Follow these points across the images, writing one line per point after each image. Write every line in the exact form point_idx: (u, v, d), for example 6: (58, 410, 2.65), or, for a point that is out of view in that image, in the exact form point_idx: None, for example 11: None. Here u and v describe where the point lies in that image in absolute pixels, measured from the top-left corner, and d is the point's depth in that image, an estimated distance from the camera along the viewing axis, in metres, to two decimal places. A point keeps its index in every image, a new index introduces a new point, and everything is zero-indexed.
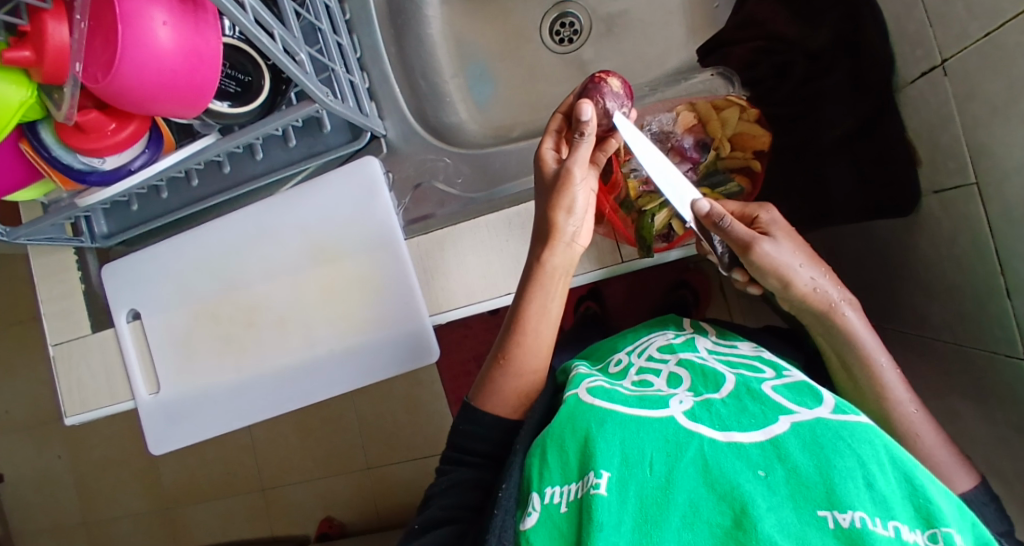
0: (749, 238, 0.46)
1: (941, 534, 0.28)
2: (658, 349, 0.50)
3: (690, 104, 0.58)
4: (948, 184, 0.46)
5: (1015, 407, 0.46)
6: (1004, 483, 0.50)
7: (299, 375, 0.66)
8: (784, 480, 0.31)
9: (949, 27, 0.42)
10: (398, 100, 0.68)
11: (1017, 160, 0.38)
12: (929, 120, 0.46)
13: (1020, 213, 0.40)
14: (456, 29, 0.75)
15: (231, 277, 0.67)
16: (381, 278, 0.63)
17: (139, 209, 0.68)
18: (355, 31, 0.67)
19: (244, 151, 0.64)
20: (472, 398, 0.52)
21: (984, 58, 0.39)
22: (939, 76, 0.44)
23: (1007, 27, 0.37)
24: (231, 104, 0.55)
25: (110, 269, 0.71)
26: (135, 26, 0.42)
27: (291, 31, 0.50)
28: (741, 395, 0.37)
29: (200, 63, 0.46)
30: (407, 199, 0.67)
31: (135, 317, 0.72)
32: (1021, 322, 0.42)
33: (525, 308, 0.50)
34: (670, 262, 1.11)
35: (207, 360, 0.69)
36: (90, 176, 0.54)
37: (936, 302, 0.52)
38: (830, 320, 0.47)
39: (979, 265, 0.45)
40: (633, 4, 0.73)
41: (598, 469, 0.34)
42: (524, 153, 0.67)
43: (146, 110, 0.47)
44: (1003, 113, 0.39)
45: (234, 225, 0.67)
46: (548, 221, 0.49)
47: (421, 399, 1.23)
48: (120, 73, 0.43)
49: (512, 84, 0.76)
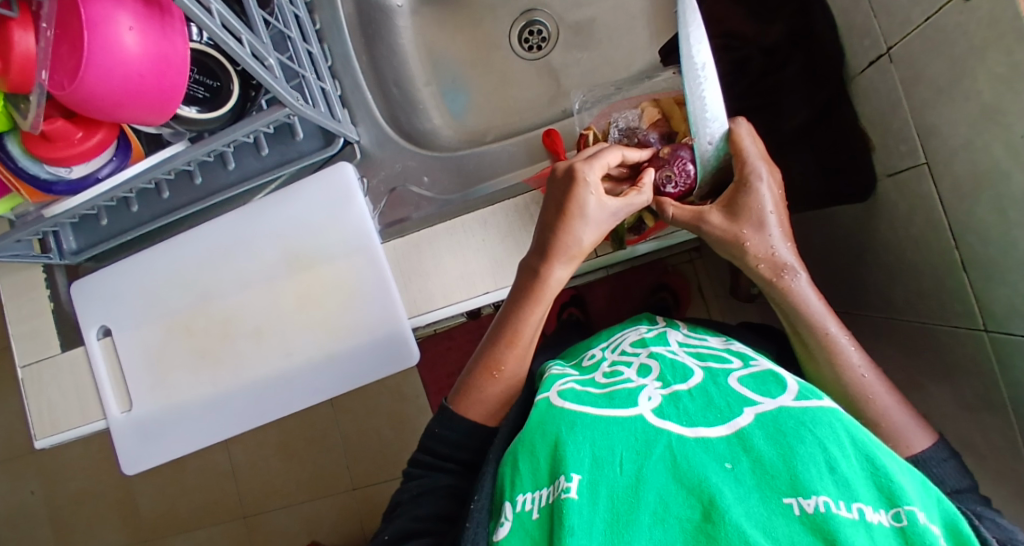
0: (697, 212, 0.50)
1: (904, 512, 0.29)
2: (629, 344, 0.50)
3: (655, 100, 0.57)
4: (900, 166, 0.48)
5: (980, 379, 0.47)
6: (977, 456, 0.51)
7: (275, 387, 0.65)
8: (748, 471, 0.32)
9: (891, 15, 0.44)
10: (372, 108, 0.69)
11: (963, 136, 0.40)
12: (879, 106, 0.48)
13: (969, 187, 0.41)
14: (426, 40, 0.77)
15: (203, 289, 0.67)
16: (357, 283, 0.63)
17: (109, 223, 0.67)
18: (325, 41, 0.68)
19: (216, 160, 0.64)
20: (451, 402, 0.53)
21: (926, 41, 0.42)
22: (886, 64, 0.46)
23: (944, 10, 0.39)
24: (199, 109, 0.55)
25: (78, 286, 0.69)
26: (101, 32, 0.42)
27: (260, 37, 0.50)
28: (709, 389, 0.38)
29: (167, 69, 0.46)
30: (382, 204, 0.68)
31: (105, 333, 0.71)
32: (979, 293, 0.44)
33: (523, 321, 0.51)
34: (651, 263, 1.12)
35: (181, 375, 0.67)
36: (57, 187, 0.54)
37: (899, 283, 0.54)
38: (774, 288, 0.49)
39: (936, 242, 0.47)
40: (599, 11, 0.76)
41: (569, 473, 0.34)
42: (497, 154, 0.68)
43: (113, 116, 0.47)
44: (945, 92, 0.41)
45: (205, 236, 0.66)
46: (568, 249, 0.49)
47: (407, 414, 1.22)
48: (88, 78, 0.43)
49: (485, 90, 0.77)
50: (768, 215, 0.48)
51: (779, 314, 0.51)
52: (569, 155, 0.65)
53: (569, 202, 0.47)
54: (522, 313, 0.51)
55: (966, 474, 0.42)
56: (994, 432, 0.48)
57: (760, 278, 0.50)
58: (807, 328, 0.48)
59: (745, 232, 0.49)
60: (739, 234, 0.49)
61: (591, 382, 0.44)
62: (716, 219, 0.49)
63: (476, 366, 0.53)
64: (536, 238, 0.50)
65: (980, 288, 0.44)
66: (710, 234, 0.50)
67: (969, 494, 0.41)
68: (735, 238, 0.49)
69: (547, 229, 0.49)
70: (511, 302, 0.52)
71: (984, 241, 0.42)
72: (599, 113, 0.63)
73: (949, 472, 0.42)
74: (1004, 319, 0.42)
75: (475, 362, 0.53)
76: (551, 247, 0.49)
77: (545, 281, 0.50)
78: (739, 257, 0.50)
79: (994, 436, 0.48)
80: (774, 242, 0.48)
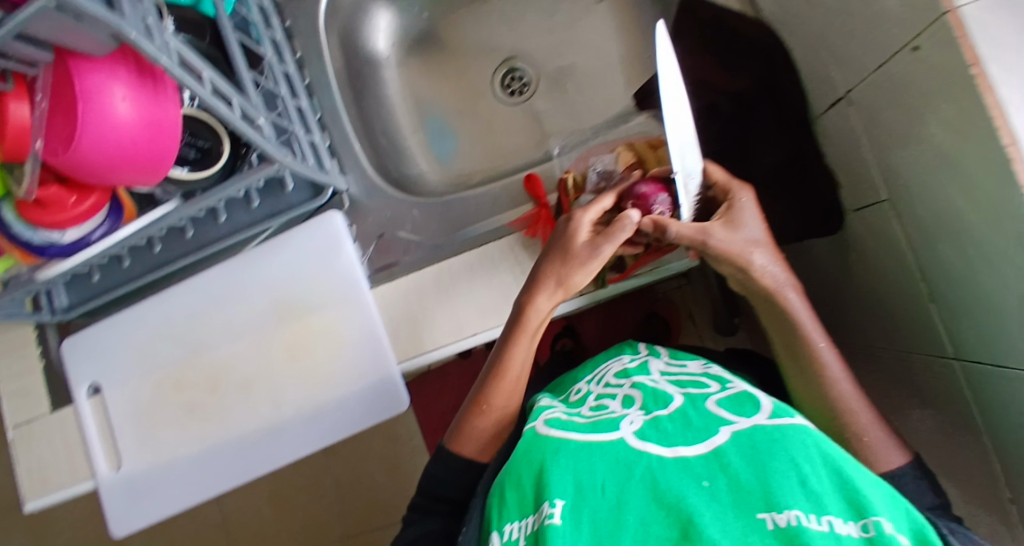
0: (701, 235, 0.48)
1: (872, 523, 0.29)
2: (613, 376, 0.51)
3: (629, 144, 0.60)
4: (865, 202, 0.50)
5: (954, 406, 0.49)
6: (960, 484, 0.51)
7: (265, 439, 0.65)
8: (725, 488, 0.32)
9: (847, 64, 0.47)
10: (360, 157, 0.71)
11: (919, 175, 0.43)
12: (842, 147, 0.51)
13: (927, 221, 0.44)
14: (412, 88, 0.81)
15: (193, 342, 0.67)
16: (346, 330, 0.64)
17: (100, 279, 0.68)
18: (315, 95, 0.71)
19: (206, 216, 0.66)
20: (447, 443, 0.53)
21: (880, 86, 0.44)
22: (845, 107, 0.49)
23: (894, 59, 0.41)
24: (189, 169, 0.57)
25: (70, 343, 0.70)
26: (95, 102, 0.44)
27: (251, 99, 0.52)
28: (688, 412, 0.38)
29: (159, 133, 0.48)
30: (371, 250, 0.69)
31: (94, 390, 0.70)
32: (946, 324, 0.46)
33: (509, 357, 0.51)
34: (641, 293, 1.14)
35: (170, 432, 0.67)
36: (50, 250, 0.55)
37: (874, 313, 0.56)
38: (773, 298, 0.50)
39: (903, 273, 0.49)
40: (577, 58, 0.79)
41: (552, 499, 0.34)
42: (485, 199, 0.69)
43: (105, 179, 0.49)
44: (900, 134, 0.43)
45: (196, 289, 0.67)
46: (544, 276, 0.50)
47: (401, 455, 1.21)
48: (81, 147, 0.44)
49: (470, 136, 0.80)
50: (759, 233, 0.50)
51: (773, 329, 0.52)
52: (552, 198, 0.67)
53: (562, 236, 0.51)
54: (508, 348, 0.52)
55: (937, 492, 0.43)
56: (974, 459, 0.48)
57: (763, 290, 0.51)
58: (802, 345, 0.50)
59: (746, 246, 0.49)
60: (744, 245, 0.49)
61: (578, 414, 0.44)
62: (720, 233, 0.48)
63: (468, 404, 0.53)
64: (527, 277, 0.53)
65: (948, 319, 0.45)
66: (715, 250, 0.48)
67: (942, 512, 0.41)
68: (743, 251, 0.49)
69: (537, 264, 0.52)
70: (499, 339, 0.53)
71: (946, 274, 0.44)
72: (578, 157, 0.65)
73: (921, 489, 0.43)
74: (972, 348, 0.44)
75: (468, 399, 0.53)
76: (535, 278, 0.51)
77: (529, 312, 0.51)
78: (745, 273, 0.50)
79: (973, 463, 0.49)
80: (768, 259, 0.50)
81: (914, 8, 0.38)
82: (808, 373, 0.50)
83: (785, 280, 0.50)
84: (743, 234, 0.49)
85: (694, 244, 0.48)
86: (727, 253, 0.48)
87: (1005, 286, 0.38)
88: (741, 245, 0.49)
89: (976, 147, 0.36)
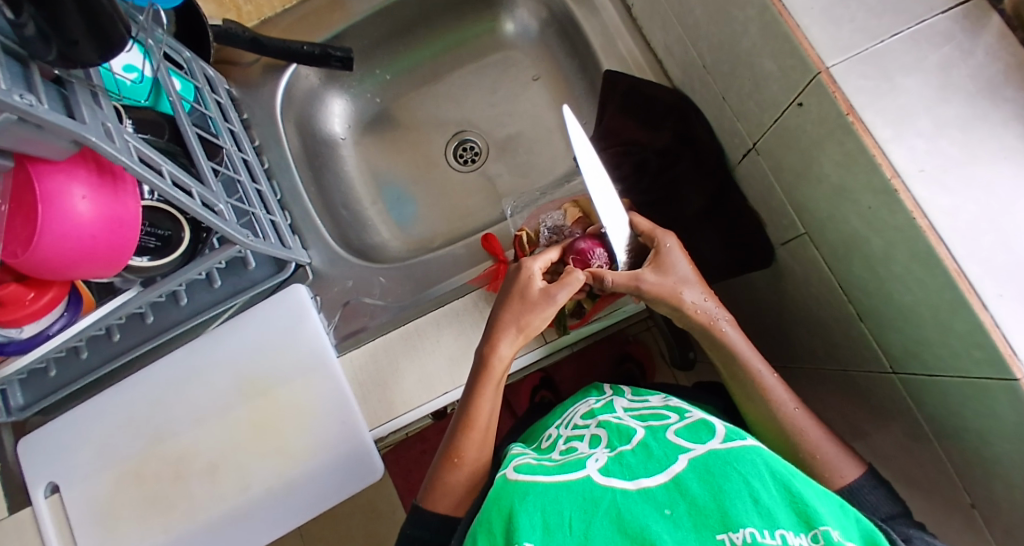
0: (632, 279, 0.53)
1: (820, 532, 0.31)
2: (580, 418, 0.52)
3: (575, 201, 0.65)
4: (788, 236, 0.55)
5: (902, 416, 0.51)
6: (923, 494, 0.53)
7: (235, 523, 0.63)
8: (685, 514, 0.33)
9: (749, 118, 0.53)
10: (322, 231, 0.74)
11: (825, 208, 0.47)
12: (759, 189, 0.56)
13: (842, 248, 0.48)
14: (370, 163, 0.85)
15: (154, 429, 0.66)
16: (314, 400, 0.64)
17: (57, 374, 0.67)
18: (274, 177, 0.74)
19: (168, 299, 0.66)
20: (422, 501, 0.52)
21: (779, 135, 0.49)
22: (755, 155, 0.54)
23: (787, 113, 0.47)
24: (150, 257, 0.58)
25: (27, 441, 0.68)
26: (55, 204, 0.46)
27: (210, 186, 0.54)
28: (649, 442, 0.40)
29: (120, 228, 0.50)
30: (336, 318, 0.70)
31: (53, 489, 0.67)
32: (878, 339, 0.49)
33: (475, 407, 0.52)
34: (611, 336, 1.17)
35: (133, 527, 0.64)
36: (7, 347, 0.55)
37: (817, 337, 0.59)
38: (711, 332, 0.53)
39: (832, 297, 0.53)
40: (522, 126, 0.85)
41: (522, 541, 0.33)
42: (443, 260, 0.72)
43: (65, 275, 0.50)
44: (802, 174, 0.48)
45: (159, 373, 0.66)
46: (502, 323, 0.52)
47: (383, 532, 1.15)
48: (41, 246, 0.46)
49: (428, 203, 0.84)
50: (689, 271, 0.54)
51: (718, 362, 0.55)
52: (509, 255, 0.70)
53: (515, 285, 0.53)
54: (474, 399, 0.52)
55: (896, 501, 0.45)
56: (929, 466, 0.50)
57: (699, 325, 0.54)
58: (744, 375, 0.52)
59: (677, 285, 0.53)
60: (675, 283, 0.53)
61: (547, 458, 0.45)
62: (650, 276, 0.53)
63: (439, 457, 0.53)
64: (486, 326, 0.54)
65: (878, 335, 0.49)
66: (647, 293, 0.52)
67: (903, 519, 0.43)
68: (673, 289, 0.52)
69: (495, 313, 0.53)
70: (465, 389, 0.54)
71: (867, 293, 0.47)
72: (528, 215, 0.69)
73: (880, 499, 0.45)
74: (904, 359, 0.47)
75: (439, 453, 0.53)
76: (494, 327, 0.52)
77: (491, 360, 0.52)
78: (679, 310, 0.53)
79: (930, 470, 0.51)
80: (701, 294, 0.54)
81: (788, 72, 0.44)
82: (756, 400, 0.52)
83: (719, 313, 0.54)
84: (673, 274, 0.53)
85: (629, 290, 0.53)
86: (662, 294, 0.52)
87: (915, 297, 0.42)
88: (672, 284, 0.53)
89: (865, 179, 0.41)
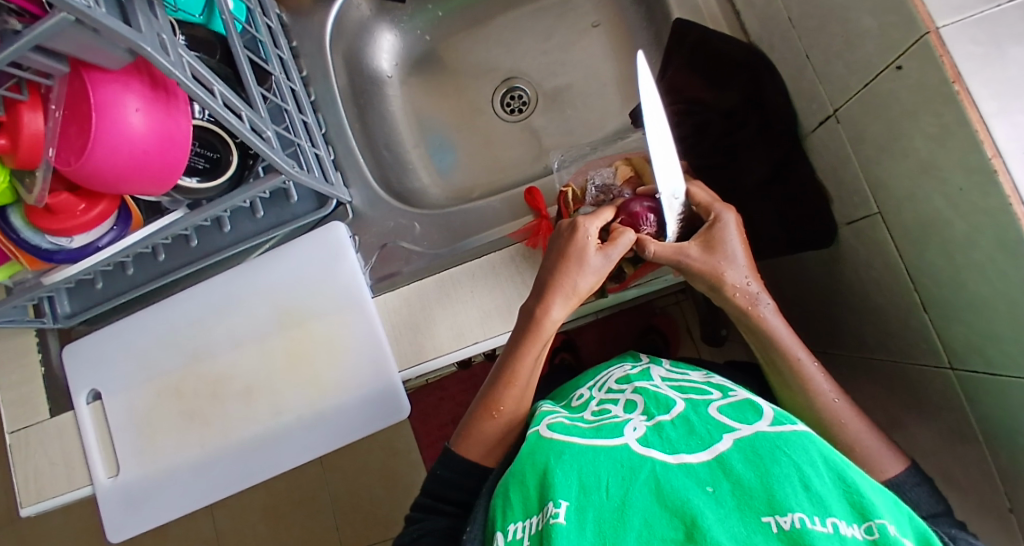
0: (676, 254, 0.51)
1: (876, 525, 0.30)
2: (615, 382, 0.51)
3: (627, 158, 0.62)
4: (857, 215, 0.52)
5: (951, 413, 0.49)
6: (960, 492, 0.52)
7: (265, 446, 0.65)
8: (729, 492, 0.33)
9: (834, 82, 0.49)
10: (363, 170, 0.73)
11: (907, 188, 0.44)
12: (832, 162, 0.53)
13: (918, 232, 0.45)
14: (415, 105, 0.83)
15: (194, 349, 0.67)
16: (348, 337, 0.64)
17: (102, 287, 0.69)
18: (320, 111, 0.74)
19: (212, 224, 0.67)
20: (454, 445, 0.53)
21: (866, 103, 0.46)
22: (834, 124, 0.51)
23: (880, 78, 0.43)
24: (199, 179, 0.59)
25: (71, 350, 0.70)
26: (109, 114, 0.45)
27: (258, 111, 0.53)
28: (690, 417, 0.39)
29: (171, 145, 0.50)
30: (373, 259, 0.70)
31: (95, 397, 0.71)
32: (940, 332, 0.47)
33: (521, 362, 0.52)
34: (638, 307, 1.15)
35: (170, 439, 0.67)
36: (57, 255, 0.56)
37: (869, 323, 0.57)
38: (749, 317, 0.52)
39: (896, 284, 0.50)
40: (575, 78, 0.81)
41: (557, 499, 0.34)
42: (482, 211, 0.70)
43: (116, 188, 0.50)
44: (887, 149, 0.45)
45: (199, 296, 0.68)
46: (557, 283, 0.51)
47: (397, 471, 1.20)
48: (94, 156, 0.46)
49: (470, 151, 0.82)
50: (740, 250, 0.52)
51: (755, 344, 0.53)
52: (552, 211, 0.68)
53: (569, 245, 0.51)
54: (519, 354, 0.52)
55: (937, 499, 0.44)
56: (972, 466, 0.49)
57: (737, 308, 0.52)
58: (784, 358, 0.51)
59: (722, 264, 0.51)
60: (720, 262, 0.51)
61: (580, 419, 0.45)
62: (694, 252, 0.51)
63: (476, 407, 0.53)
64: (536, 282, 0.53)
65: (941, 327, 0.46)
66: (688, 268, 0.52)
67: (945, 518, 0.42)
68: (717, 269, 0.51)
69: (546, 270, 0.52)
70: (509, 343, 0.53)
71: (937, 283, 0.45)
72: (577, 170, 0.67)
73: (923, 497, 0.44)
74: (965, 355, 0.45)
75: (475, 401, 0.54)
76: (548, 286, 0.51)
77: (542, 319, 0.51)
78: (718, 290, 0.52)
79: (972, 469, 0.49)
80: (747, 274, 0.52)
81: (889, 29, 0.41)
82: (797, 384, 0.50)
83: (762, 296, 0.52)
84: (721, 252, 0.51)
85: (670, 264, 0.52)
86: (705, 272, 0.51)
87: (992, 289, 0.39)
88: (715, 263, 0.51)
89: (959, 156, 0.38)
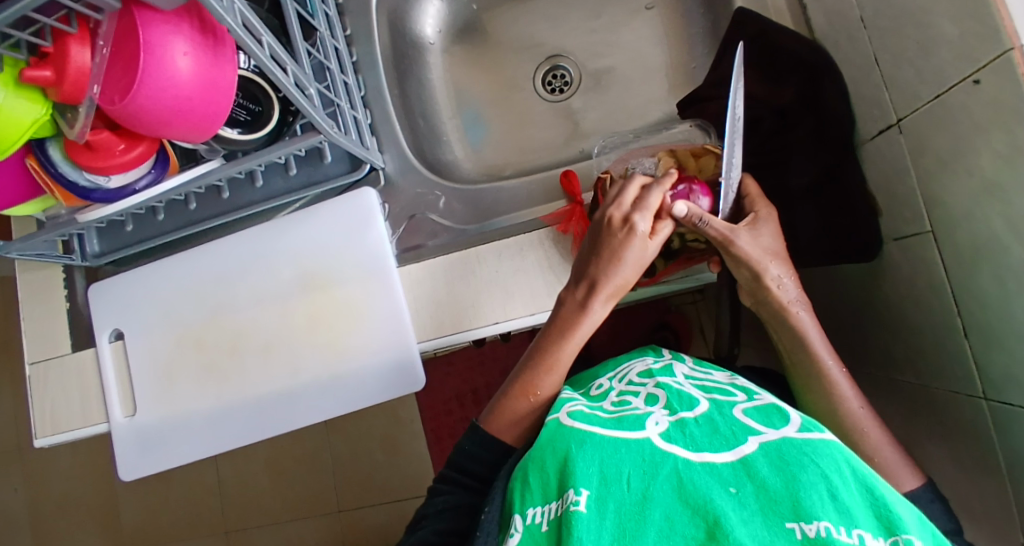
0: (727, 234, 0.49)
1: (902, 540, 0.28)
2: (636, 375, 0.50)
3: (671, 150, 0.61)
4: (907, 231, 0.50)
5: (976, 441, 0.48)
6: (973, 521, 0.51)
7: (280, 404, 0.66)
8: (752, 495, 0.32)
9: (901, 91, 0.47)
10: (398, 137, 0.72)
11: (966, 208, 0.42)
12: (887, 174, 0.51)
13: (971, 255, 0.43)
14: (455, 76, 0.81)
15: (217, 302, 0.68)
16: (370, 305, 0.64)
17: (133, 230, 0.69)
18: (361, 72, 0.73)
19: (245, 178, 0.66)
20: (483, 422, 0.53)
21: (933, 115, 0.44)
22: (895, 134, 0.49)
23: (953, 91, 0.41)
24: (240, 131, 0.58)
25: (97, 288, 0.71)
26: (156, 55, 0.44)
27: (303, 67, 0.52)
28: (714, 416, 0.38)
29: (214, 91, 0.49)
30: (400, 229, 0.69)
31: (117, 336, 0.72)
32: (978, 360, 0.45)
33: (562, 348, 0.52)
34: (655, 302, 1.14)
35: (187, 386, 0.68)
36: (94, 194, 0.56)
37: (902, 342, 0.56)
38: (784, 315, 0.51)
39: (938, 306, 0.49)
40: (620, 61, 0.79)
41: (578, 487, 0.35)
42: (515, 191, 0.69)
43: (157, 132, 0.49)
44: (950, 165, 0.43)
45: (227, 249, 0.68)
46: (602, 275, 0.50)
47: (399, 437, 1.21)
48: (138, 97, 0.45)
49: (505, 127, 0.80)
50: (778, 245, 0.51)
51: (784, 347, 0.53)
52: (586, 197, 0.66)
53: (614, 241, 0.50)
54: (560, 342, 0.52)
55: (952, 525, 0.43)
56: (990, 497, 0.48)
57: (776, 305, 0.51)
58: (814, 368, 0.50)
59: (766, 258, 0.50)
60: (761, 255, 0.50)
61: (600, 408, 0.45)
62: (744, 238, 0.49)
63: (512, 388, 0.53)
64: (578, 272, 0.53)
65: (979, 355, 0.45)
66: (738, 252, 0.49)
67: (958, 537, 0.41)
68: (763, 260, 0.49)
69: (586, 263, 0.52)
70: (548, 330, 0.53)
71: (984, 309, 0.43)
72: (616, 158, 0.65)
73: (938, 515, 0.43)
74: (1002, 387, 0.43)
75: (511, 383, 0.53)
76: (594, 280, 0.51)
77: (588, 310, 0.51)
78: (760, 283, 0.50)
79: (990, 500, 0.48)
80: (782, 273, 0.50)
81: (970, 40, 0.38)
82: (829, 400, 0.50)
83: (796, 295, 0.51)
84: (763, 244, 0.50)
85: (721, 242, 0.49)
86: (750, 259, 0.49)
87: None
88: (761, 252, 0.50)
89: None
